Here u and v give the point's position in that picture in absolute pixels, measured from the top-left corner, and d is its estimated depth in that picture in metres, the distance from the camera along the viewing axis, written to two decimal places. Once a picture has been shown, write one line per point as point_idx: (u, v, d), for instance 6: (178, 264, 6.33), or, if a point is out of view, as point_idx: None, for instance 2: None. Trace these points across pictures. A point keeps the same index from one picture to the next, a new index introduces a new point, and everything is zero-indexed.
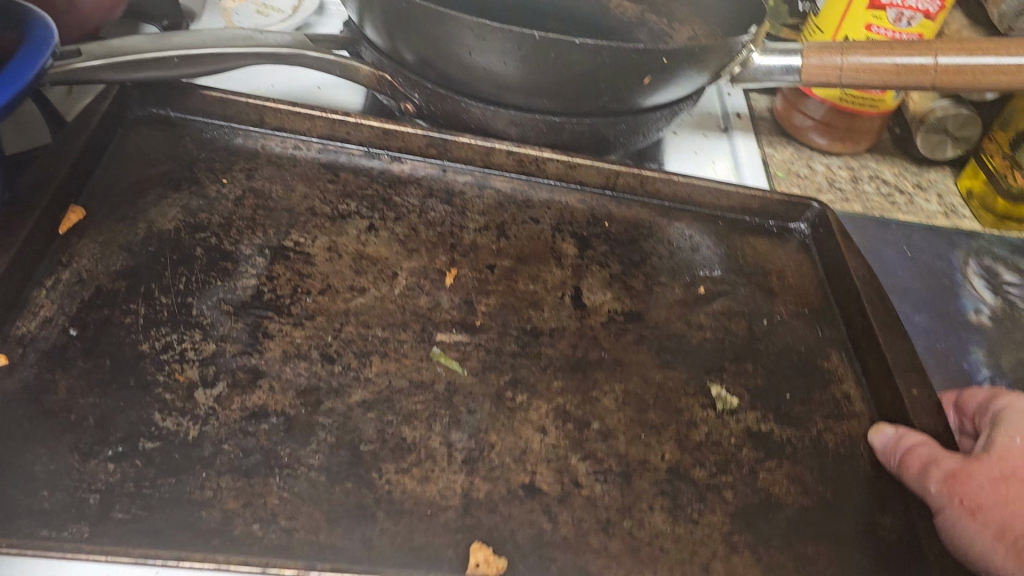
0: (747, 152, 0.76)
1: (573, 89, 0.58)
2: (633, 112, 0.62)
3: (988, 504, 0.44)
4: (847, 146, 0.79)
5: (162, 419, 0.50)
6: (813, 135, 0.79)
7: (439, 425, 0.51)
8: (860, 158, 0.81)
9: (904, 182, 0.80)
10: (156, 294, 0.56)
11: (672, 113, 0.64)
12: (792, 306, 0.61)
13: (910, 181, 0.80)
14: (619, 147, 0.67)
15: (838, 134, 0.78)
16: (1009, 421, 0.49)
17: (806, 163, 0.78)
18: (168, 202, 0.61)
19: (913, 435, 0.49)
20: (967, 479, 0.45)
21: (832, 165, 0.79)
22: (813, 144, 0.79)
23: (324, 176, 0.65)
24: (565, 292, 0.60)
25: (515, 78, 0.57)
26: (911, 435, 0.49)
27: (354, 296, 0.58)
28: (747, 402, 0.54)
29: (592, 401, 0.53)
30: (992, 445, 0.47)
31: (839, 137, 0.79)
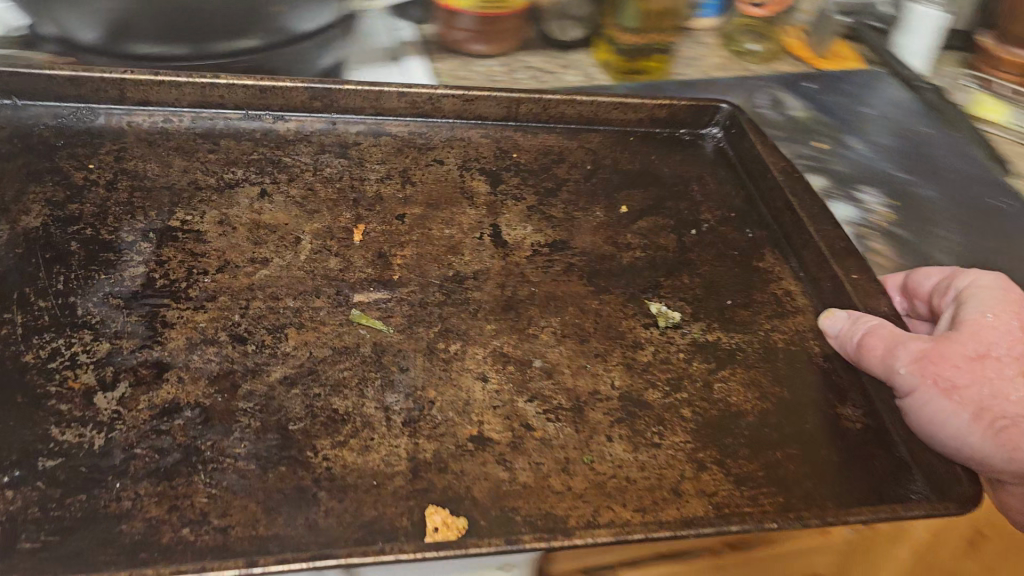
0: (420, 69, 0.74)
1: (225, 25, 0.55)
2: (291, 41, 0.61)
3: (963, 384, 0.41)
4: (504, 45, 0.80)
5: (62, 433, 0.45)
6: (472, 45, 0.78)
7: (372, 388, 0.47)
8: (516, 58, 0.81)
9: (551, 65, 0.80)
10: (32, 299, 0.50)
11: (326, 37, 0.64)
12: (718, 211, 0.59)
13: (556, 64, 0.80)
14: (309, 70, 0.66)
15: (493, 37, 0.78)
16: (969, 299, 0.45)
17: (467, 68, 0.77)
18: (29, 197, 0.54)
19: (862, 324, 0.48)
20: (940, 358, 0.42)
21: (493, 67, 0.79)
22: (473, 53, 0.79)
23: (203, 146, 0.59)
24: (482, 232, 0.57)
25: (166, 30, 0.55)
26: (860, 323, 0.48)
27: (256, 268, 0.53)
28: (690, 314, 0.52)
29: (529, 338, 0.50)
30: (958, 324, 0.44)
31: (493, 40, 0.79)
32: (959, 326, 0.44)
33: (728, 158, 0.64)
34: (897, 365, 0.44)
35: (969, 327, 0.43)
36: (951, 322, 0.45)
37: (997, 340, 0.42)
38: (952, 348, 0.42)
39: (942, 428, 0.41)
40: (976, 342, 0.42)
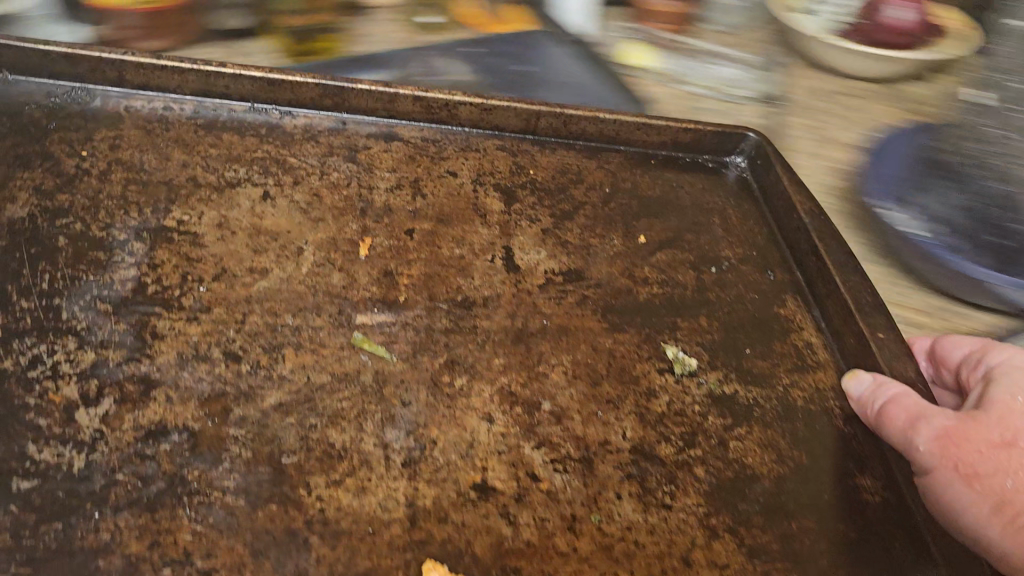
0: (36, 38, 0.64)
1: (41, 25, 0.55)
2: None
3: (986, 472, 0.38)
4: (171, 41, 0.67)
5: (39, 451, 0.42)
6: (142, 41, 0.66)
7: (372, 423, 0.45)
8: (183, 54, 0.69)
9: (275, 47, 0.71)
10: (14, 298, 0.47)
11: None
12: (739, 249, 0.57)
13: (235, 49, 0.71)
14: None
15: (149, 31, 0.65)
16: (1003, 377, 0.42)
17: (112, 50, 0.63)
18: (16, 183, 0.51)
19: (889, 385, 0.45)
20: (962, 438, 0.39)
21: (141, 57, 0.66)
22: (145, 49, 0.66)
23: (204, 138, 0.56)
24: (494, 254, 0.54)
25: None
26: (887, 385, 0.45)
27: (255, 279, 0.50)
28: (707, 362, 0.50)
29: (538, 378, 0.48)
30: (988, 403, 0.41)
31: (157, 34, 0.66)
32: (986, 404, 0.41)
33: (750, 190, 0.62)
34: (914, 442, 0.41)
35: (997, 406, 0.41)
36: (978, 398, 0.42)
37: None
38: (978, 430, 0.39)
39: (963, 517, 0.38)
40: (1003, 424, 0.40)
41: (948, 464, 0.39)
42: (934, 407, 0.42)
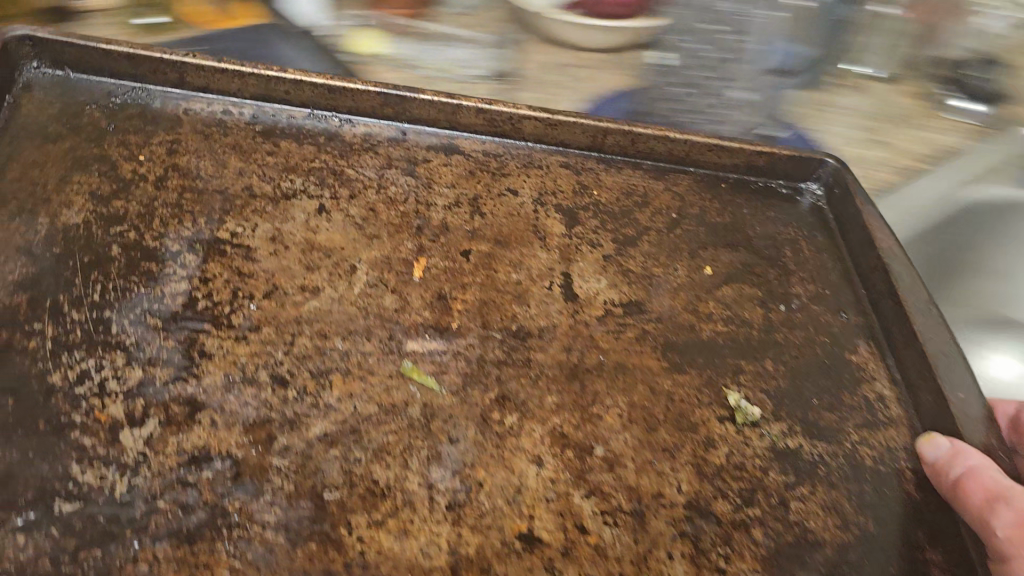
0: None
1: None
2: None
3: None
4: None
5: (82, 472, 0.41)
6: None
7: (418, 460, 0.43)
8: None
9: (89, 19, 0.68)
10: (65, 309, 0.46)
11: None
12: (811, 286, 0.54)
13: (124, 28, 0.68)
14: None
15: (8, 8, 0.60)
16: None
17: None
18: (72, 187, 0.51)
19: (964, 455, 0.42)
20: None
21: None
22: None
23: (261, 145, 0.55)
24: (553, 281, 0.52)
25: None
26: (962, 455, 0.42)
27: (306, 299, 0.49)
28: (770, 411, 0.47)
29: (592, 420, 0.46)
30: None
31: None
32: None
33: (825, 220, 0.59)
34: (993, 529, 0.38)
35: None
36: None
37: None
38: None
39: None
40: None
41: None
42: (1012, 485, 0.39)
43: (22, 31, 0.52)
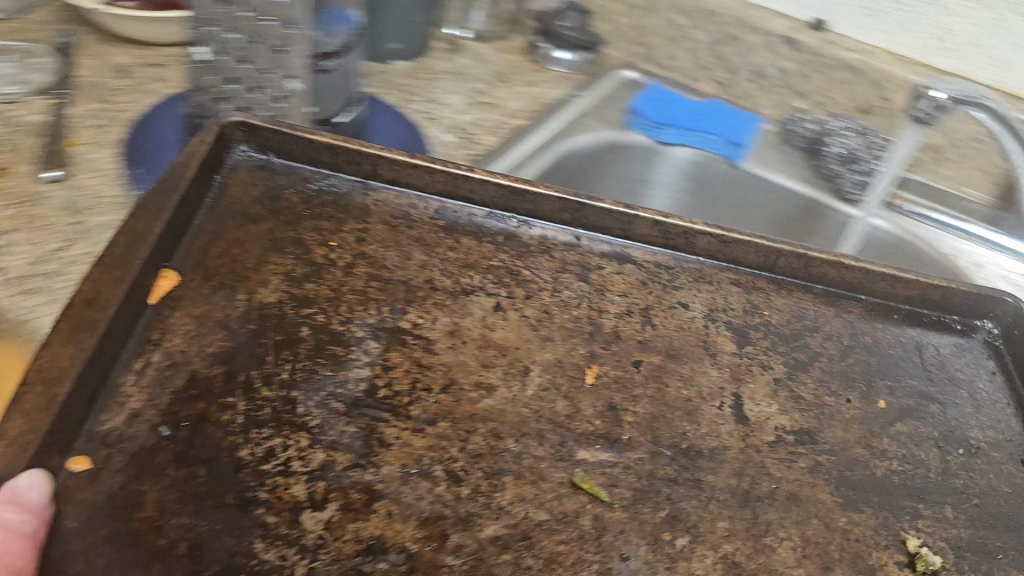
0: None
1: None
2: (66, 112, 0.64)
3: None
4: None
5: (265, 550, 0.42)
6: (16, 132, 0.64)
7: (588, 574, 0.43)
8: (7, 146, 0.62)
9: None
10: (257, 385, 0.48)
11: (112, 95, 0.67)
12: (992, 432, 0.52)
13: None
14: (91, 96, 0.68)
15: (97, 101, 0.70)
16: None
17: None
18: (268, 267, 0.53)
19: None
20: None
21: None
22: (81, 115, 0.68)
23: (442, 240, 0.57)
24: (723, 400, 0.51)
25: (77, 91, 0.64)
26: None
27: (481, 396, 0.50)
28: (953, 563, 0.45)
29: (764, 551, 0.45)
30: None
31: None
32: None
33: (1004, 361, 0.57)
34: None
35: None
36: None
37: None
38: None
39: None
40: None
41: None
42: None
43: (238, 119, 0.58)
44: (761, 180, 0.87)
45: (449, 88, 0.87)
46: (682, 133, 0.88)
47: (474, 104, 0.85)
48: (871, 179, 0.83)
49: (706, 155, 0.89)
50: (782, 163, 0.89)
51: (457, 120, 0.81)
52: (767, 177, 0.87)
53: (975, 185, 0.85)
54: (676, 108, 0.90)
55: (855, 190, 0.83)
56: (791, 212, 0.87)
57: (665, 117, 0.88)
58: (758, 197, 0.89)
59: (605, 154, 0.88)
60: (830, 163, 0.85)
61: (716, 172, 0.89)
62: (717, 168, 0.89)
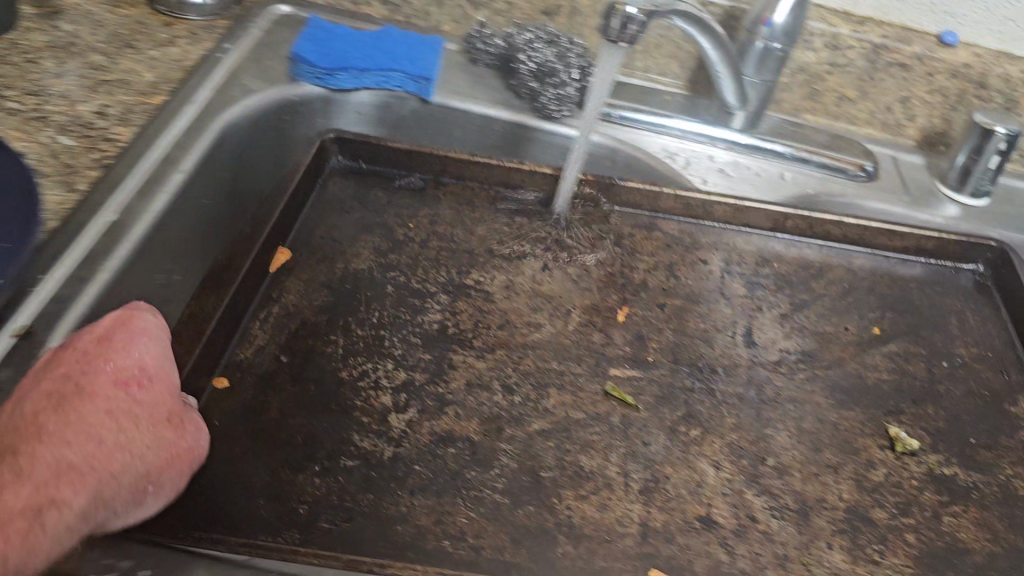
0: None
1: None
2: None
3: None
4: None
5: (361, 440, 0.54)
6: None
7: (616, 455, 0.53)
8: None
9: None
10: (353, 327, 0.61)
11: None
12: (974, 348, 0.60)
13: None
14: None
15: None
16: None
17: None
18: (360, 244, 0.66)
19: None
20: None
21: None
22: None
23: (499, 220, 0.69)
24: (736, 331, 0.61)
25: None
26: None
27: (531, 331, 0.61)
28: (929, 445, 0.53)
29: (766, 438, 0.54)
30: None
31: None
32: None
33: (992, 294, 0.65)
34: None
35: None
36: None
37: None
38: None
39: None
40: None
41: None
42: None
43: (334, 134, 0.71)
44: (457, 112, 0.82)
45: (54, 69, 0.70)
46: (384, 74, 0.80)
47: (96, 85, 0.69)
48: (568, 93, 0.80)
49: (390, 93, 0.81)
50: (471, 87, 0.84)
51: (74, 114, 0.65)
52: (458, 108, 0.82)
53: (666, 72, 0.89)
54: (345, 47, 0.81)
55: (557, 108, 0.80)
56: (498, 147, 0.85)
57: (333, 59, 0.79)
58: (456, 133, 0.84)
59: (305, 106, 0.79)
60: (524, 81, 0.81)
61: (409, 111, 0.83)
62: (408, 104, 0.82)
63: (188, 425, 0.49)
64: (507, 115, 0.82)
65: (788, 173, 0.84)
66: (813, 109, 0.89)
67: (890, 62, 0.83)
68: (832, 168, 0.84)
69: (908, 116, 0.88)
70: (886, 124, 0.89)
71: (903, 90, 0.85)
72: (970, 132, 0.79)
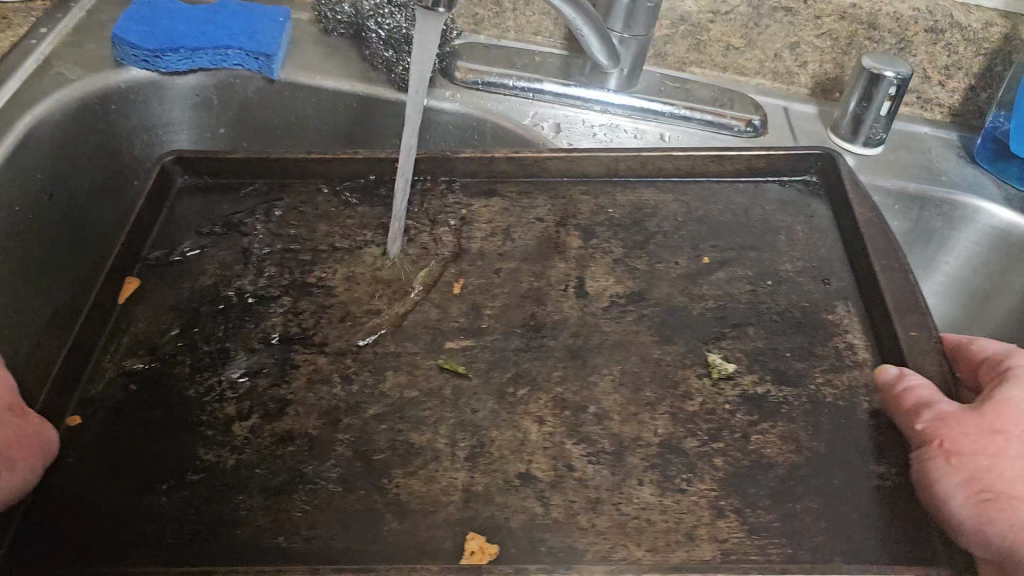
0: None
1: None
2: None
3: (964, 452, 0.42)
4: None
5: (206, 453, 0.56)
6: None
7: (445, 427, 0.55)
8: None
9: None
10: (201, 344, 0.63)
11: None
12: (800, 262, 0.61)
13: None
14: None
15: None
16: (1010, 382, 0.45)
17: None
18: (207, 261, 0.68)
19: (919, 376, 0.48)
20: (954, 423, 0.44)
21: None
22: None
23: (343, 212, 0.70)
24: (569, 284, 0.62)
25: None
26: (918, 376, 0.48)
27: (371, 319, 0.62)
28: (745, 365, 0.54)
29: (589, 386, 0.55)
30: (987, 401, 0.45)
31: None
32: (991, 396, 0.45)
33: (824, 204, 0.65)
34: (914, 424, 0.45)
35: (999, 402, 0.44)
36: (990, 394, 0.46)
37: (1019, 419, 0.43)
38: (973, 419, 0.43)
39: (932, 491, 0.43)
40: (996, 415, 0.43)
41: (934, 442, 0.43)
42: (944, 397, 0.46)
43: (173, 155, 0.72)
44: (307, 88, 0.85)
45: None
46: (221, 54, 0.81)
47: None
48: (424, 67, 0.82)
49: (228, 71, 0.83)
50: (324, 61, 0.86)
51: None
52: (308, 84, 0.85)
53: (540, 31, 0.89)
54: (173, 24, 0.81)
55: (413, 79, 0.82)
56: (348, 126, 0.88)
57: (159, 39, 0.79)
58: (310, 112, 0.87)
59: (136, 92, 0.82)
60: (377, 50, 0.84)
61: (253, 92, 0.85)
62: (253, 83, 0.84)
63: (33, 417, 0.53)
64: (364, 89, 0.84)
65: (668, 134, 0.83)
66: (701, 61, 0.87)
67: (774, 7, 0.80)
68: (715, 124, 0.82)
69: (800, 63, 0.85)
70: (777, 72, 0.87)
71: (790, 35, 0.83)
72: (857, 77, 0.77)
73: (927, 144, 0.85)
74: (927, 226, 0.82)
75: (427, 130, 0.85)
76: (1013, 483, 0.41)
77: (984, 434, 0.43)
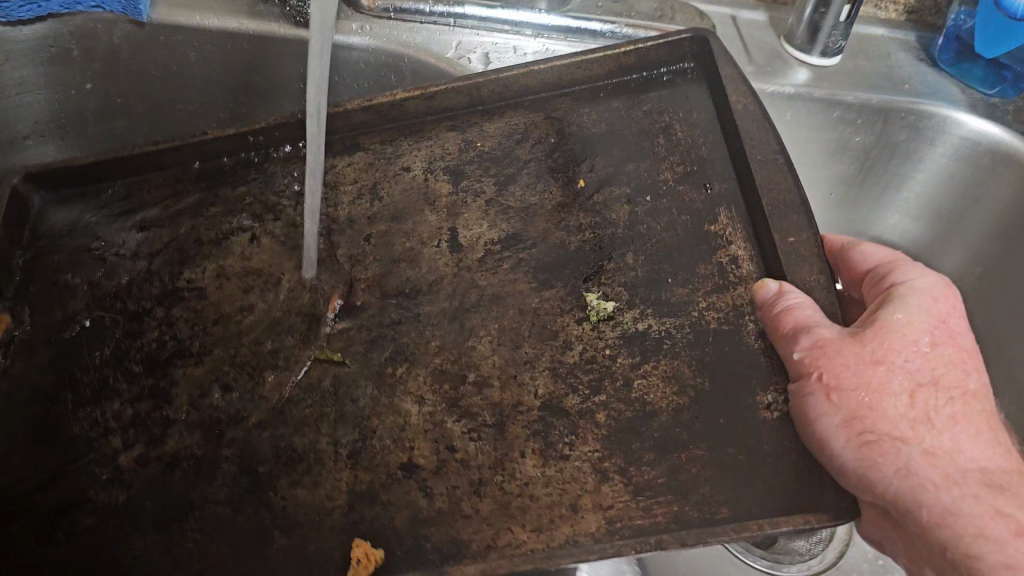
0: None
1: None
2: None
3: (846, 386, 0.40)
4: None
5: (97, 493, 0.52)
6: None
7: (326, 424, 0.52)
8: None
9: None
10: (79, 375, 0.58)
11: None
12: (681, 168, 0.56)
13: None
14: None
15: None
16: (891, 303, 0.44)
17: None
18: (75, 281, 0.63)
19: (796, 292, 0.45)
20: (834, 352, 0.41)
21: None
22: None
23: (204, 199, 0.65)
24: (441, 238, 0.58)
25: None
26: (795, 292, 0.45)
27: (244, 315, 0.59)
28: (625, 301, 0.51)
29: (467, 351, 0.52)
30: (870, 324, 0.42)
31: None
32: (873, 320, 0.43)
33: (708, 90, 0.59)
34: (792, 351, 0.43)
35: (883, 327, 0.42)
36: (868, 315, 0.44)
37: (903, 346, 0.41)
38: (853, 346, 0.41)
39: (813, 424, 0.40)
40: (879, 342, 0.41)
41: (813, 373, 0.41)
42: (822, 315, 0.43)
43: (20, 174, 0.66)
44: (184, 30, 0.70)
45: None
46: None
47: None
48: None
49: (88, 17, 0.68)
50: None
51: None
52: (184, 27, 0.69)
53: None
54: None
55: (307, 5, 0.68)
56: (240, 74, 0.74)
57: None
58: (192, 61, 0.72)
59: None
60: None
61: (120, 39, 0.69)
62: (119, 28, 0.69)
63: None
64: (253, 28, 0.69)
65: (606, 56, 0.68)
66: None
67: None
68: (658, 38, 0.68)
69: None
70: None
71: None
72: None
73: (885, 47, 0.69)
74: (890, 141, 0.68)
75: (337, 74, 0.71)
76: (895, 424, 0.39)
77: (865, 364, 0.41)
